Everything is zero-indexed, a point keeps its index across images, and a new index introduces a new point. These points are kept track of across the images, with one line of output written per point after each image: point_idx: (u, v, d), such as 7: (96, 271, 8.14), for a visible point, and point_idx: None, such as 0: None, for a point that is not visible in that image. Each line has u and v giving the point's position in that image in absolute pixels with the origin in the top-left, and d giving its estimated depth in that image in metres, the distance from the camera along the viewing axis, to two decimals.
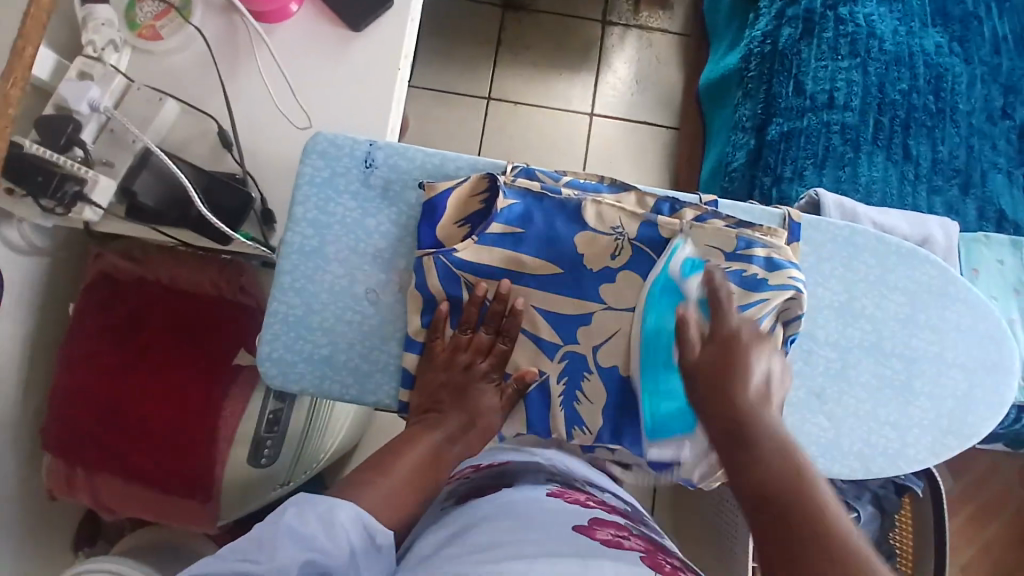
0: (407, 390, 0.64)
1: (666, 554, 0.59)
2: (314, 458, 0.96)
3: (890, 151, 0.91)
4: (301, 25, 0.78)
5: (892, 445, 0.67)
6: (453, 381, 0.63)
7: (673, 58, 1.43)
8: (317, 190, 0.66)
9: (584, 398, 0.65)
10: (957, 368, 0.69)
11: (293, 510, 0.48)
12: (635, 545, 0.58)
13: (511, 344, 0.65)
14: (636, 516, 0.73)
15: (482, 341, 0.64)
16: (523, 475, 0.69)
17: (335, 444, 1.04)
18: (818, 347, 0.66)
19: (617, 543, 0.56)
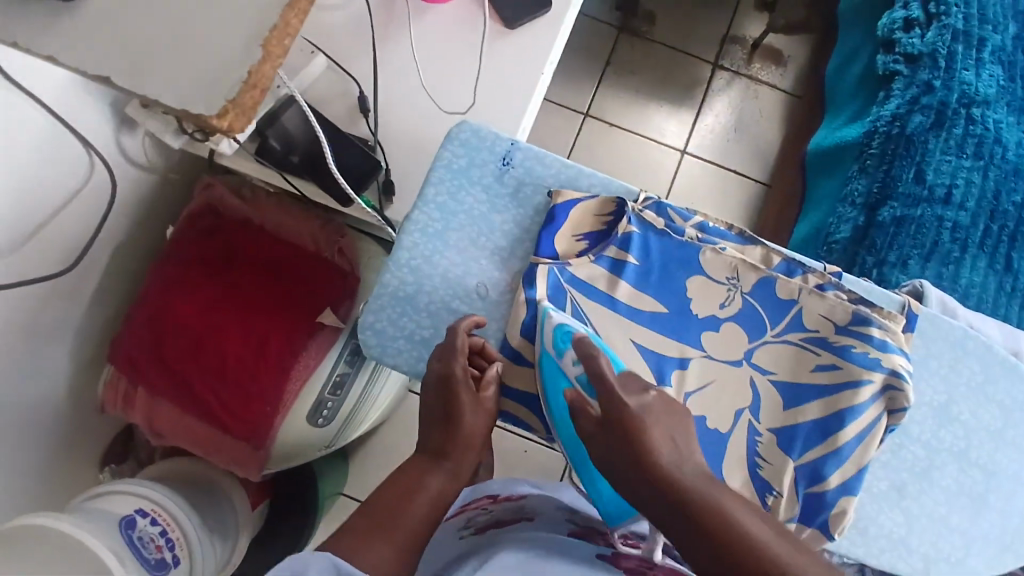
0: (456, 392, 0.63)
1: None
2: (353, 431, 0.95)
3: (993, 260, 0.91)
4: (458, 9, 0.79)
5: (956, 552, 0.66)
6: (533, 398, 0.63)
7: (776, 114, 1.43)
8: (452, 175, 0.66)
9: None
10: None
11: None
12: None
13: None
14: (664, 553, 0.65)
15: None
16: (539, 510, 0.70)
17: (375, 415, 1.05)
18: (908, 440, 0.66)
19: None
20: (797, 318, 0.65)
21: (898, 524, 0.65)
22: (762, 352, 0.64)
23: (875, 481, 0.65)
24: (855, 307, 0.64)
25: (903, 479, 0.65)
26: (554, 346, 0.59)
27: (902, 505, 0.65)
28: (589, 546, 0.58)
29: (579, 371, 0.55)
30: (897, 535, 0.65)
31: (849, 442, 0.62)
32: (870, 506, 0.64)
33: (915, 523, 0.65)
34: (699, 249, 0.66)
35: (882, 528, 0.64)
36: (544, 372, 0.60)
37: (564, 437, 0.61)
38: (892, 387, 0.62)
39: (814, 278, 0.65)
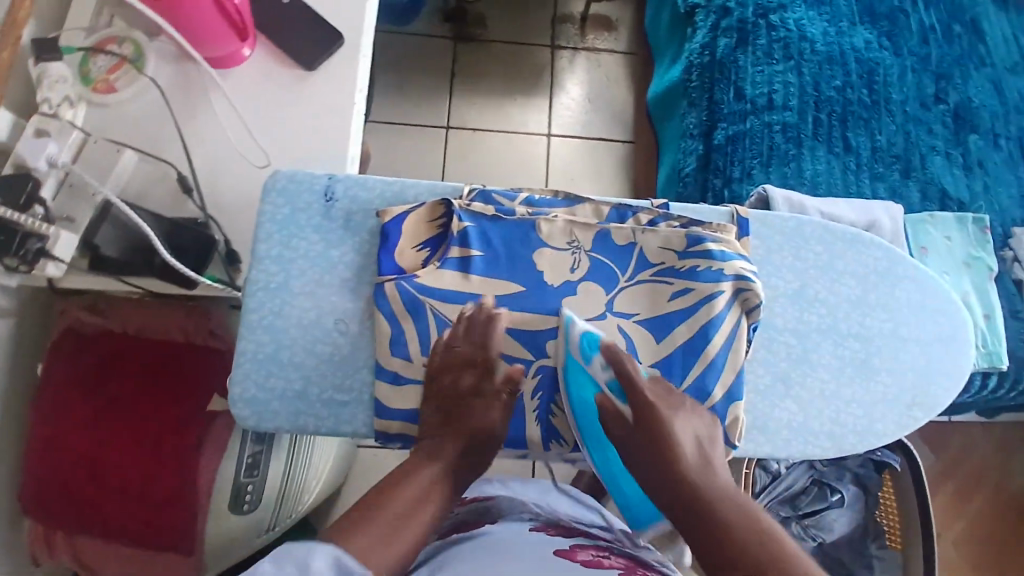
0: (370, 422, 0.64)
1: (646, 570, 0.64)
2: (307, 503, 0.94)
3: (831, 145, 0.98)
4: (253, 67, 0.80)
5: (860, 421, 0.69)
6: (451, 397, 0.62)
7: (622, 76, 1.49)
8: (280, 226, 0.66)
9: (559, 410, 0.66)
10: (914, 343, 0.72)
11: (267, 563, 0.42)
12: (615, 563, 0.64)
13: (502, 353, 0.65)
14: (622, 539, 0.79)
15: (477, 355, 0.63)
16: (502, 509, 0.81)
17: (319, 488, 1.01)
18: (779, 332, 0.70)
19: (597, 563, 0.63)
20: (641, 257, 0.69)
21: (793, 412, 0.68)
22: (621, 299, 0.69)
23: (759, 379, 0.68)
24: (688, 230, 0.69)
25: (783, 370, 0.69)
26: (577, 349, 0.64)
27: (792, 394, 0.69)
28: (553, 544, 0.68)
29: (611, 376, 0.60)
30: (796, 423, 0.68)
31: (720, 352, 0.67)
32: (760, 406, 0.68)
33: (810, 407, 0.69)
34: (534, 224, 0.69)
35: (780, 421, 0.68)
36: (568, 378, 0.65)
37: (587, 428, 0.65)
38: (743, 289, 0.68)
39: (645, 216, 0.70)
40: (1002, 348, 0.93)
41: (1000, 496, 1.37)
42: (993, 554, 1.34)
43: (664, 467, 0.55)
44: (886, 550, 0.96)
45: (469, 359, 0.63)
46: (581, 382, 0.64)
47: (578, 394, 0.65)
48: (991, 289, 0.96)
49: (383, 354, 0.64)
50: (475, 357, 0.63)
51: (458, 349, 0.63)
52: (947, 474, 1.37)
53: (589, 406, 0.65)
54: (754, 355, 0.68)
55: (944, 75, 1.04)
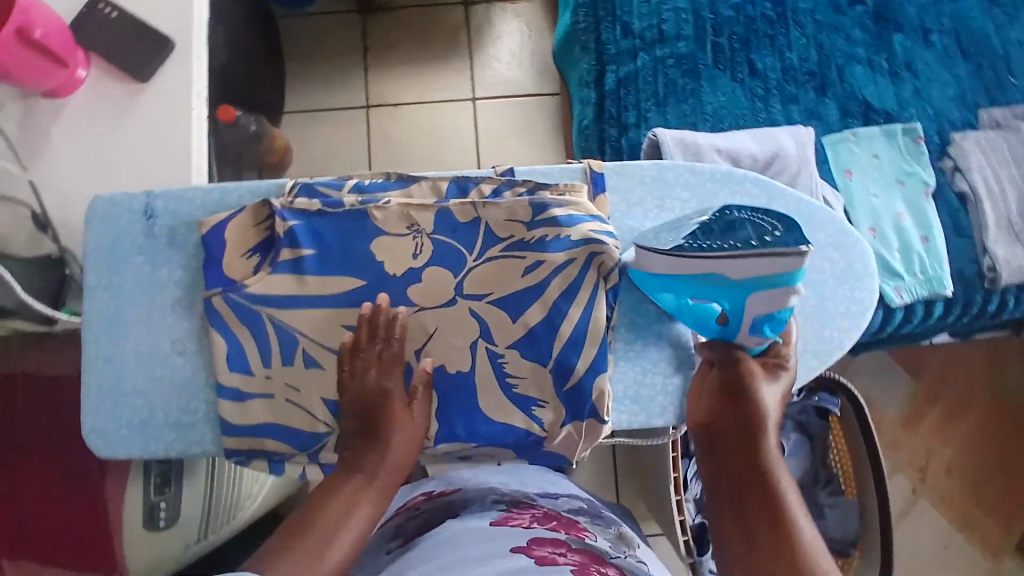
0: (220, 442, 0.63)
1: (602, 565, 0.58)
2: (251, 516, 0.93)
3: (735, 72, 0.89)
4: (86, 86, 0.77)
5: None
6: (355, 407, 0.60)
7: (543, 25, 1.41)
8: (105, 253, 0.64)
9: None
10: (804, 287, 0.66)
11: None
12: (571, 560, 0.57)
13: (400, 345, 0.62)
14: (592, 509, 0.78)
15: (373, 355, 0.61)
16: (465, 505, 0.74)
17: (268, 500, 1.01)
18: (645, 297, 0.65)
19: (551, 559, 0.56)
20: (487, 233, 0.65)
21: (668, 376, 0.64)
22: (470, 280, 0.64)
23: (626, 347, 0.64)
24: (531, 198, 0.64)
25: (652, 332, 0.65)
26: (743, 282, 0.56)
27: (666, 357, 0.64)
28: (506, 541, 0.61)
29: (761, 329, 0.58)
30: (674, 387, 0.64)
31: (577, 325, 0.63)
32: (634, 373, 0.64)
33: (688, 367, 0.64)
34: (365, 213, 0.64)
35: (654, 386, 0.64)
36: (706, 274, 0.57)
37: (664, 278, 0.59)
38: (596, 252, 0.62)
39: (487, 187, 0.66)
40: (944, 270, 0.84)
41: (993, 414, 1.29)
42: (989, 475, 1.28)
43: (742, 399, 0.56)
44: (840, 496, 0.89)
45: (381, 352, 0.62)
46: (731, 297, 0.57)
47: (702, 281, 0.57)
48: (929, 206, 0.87)
49: (223, 371, 0.62)
50: (384, 354, 0.62)
51: (364, 352, 0.61)
52: (932, 399, 1.29)
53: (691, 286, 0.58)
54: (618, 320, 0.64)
55: None
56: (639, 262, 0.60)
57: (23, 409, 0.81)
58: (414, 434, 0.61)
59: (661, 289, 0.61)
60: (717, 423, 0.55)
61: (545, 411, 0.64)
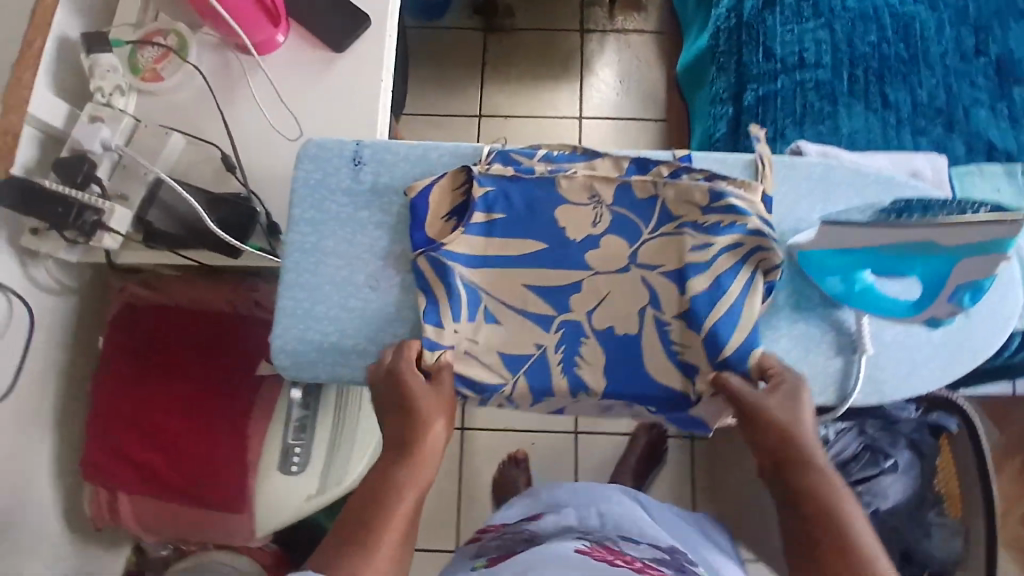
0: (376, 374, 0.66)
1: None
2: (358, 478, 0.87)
3: (869, 101, 0.95)
4: (286, 52, 0.84)
5: (898, 365, 0.66)
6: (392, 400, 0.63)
7: (651, 56, 1.49)
8: (312, 191, 0.69)
9: (584, 362, 0.67)
10: None
11: None
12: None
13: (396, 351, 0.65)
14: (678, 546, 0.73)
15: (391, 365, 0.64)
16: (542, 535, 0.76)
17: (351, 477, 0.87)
18: (809, 281, 0.68)
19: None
20: (663, 212, 0.69)
21: (828, 357, 0.66)
22: (643, 253, 0.68)
23: (787, 327, 0.67)
24: (709, 184, 0.68)
25: (813, 314, 0.67)
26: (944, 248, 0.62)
27: (827, 340, 0.67)
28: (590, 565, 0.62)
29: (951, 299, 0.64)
30: (831, 370, 0.66)
31: (746, 300, 0.66)
32: (802, 348, 0.66)
33: (847, 352, 0.66)
34: (553, 181, 0.69)
35: (813, 367, 0.66)
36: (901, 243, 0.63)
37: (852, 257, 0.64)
38: (764, 246, 0.66)
39: (665, 169, 0.70)
40: None
41: None
42: None
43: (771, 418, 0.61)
44: (947, 516, 0.88)
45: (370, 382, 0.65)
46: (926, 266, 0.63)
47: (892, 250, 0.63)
48: None
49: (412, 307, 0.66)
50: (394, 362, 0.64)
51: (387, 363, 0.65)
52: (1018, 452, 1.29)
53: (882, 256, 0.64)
54: (779, 300, 0.67)
55: (984, 27, 1.00)
56: (819, 237, 0.64)
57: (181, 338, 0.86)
58: (431, 414, 0.62)
59: (831, 270, 0.65)
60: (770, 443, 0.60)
61: (697, 385, 0.66)
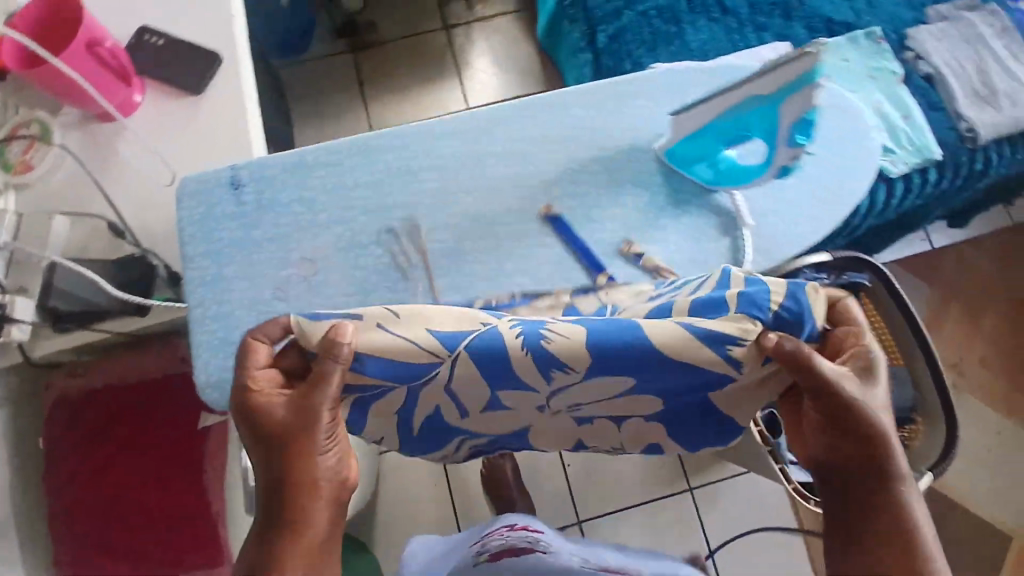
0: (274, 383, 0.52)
1: None
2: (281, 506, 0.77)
3: (709, 13, 1.01)
4: (148, 110, 0.85)
5: (778, 228, 0.69)
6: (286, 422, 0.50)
7: (518, 34, 1.54)
8: (199, 225, 0.69)
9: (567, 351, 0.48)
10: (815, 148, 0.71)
11: None
12: None
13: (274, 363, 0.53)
14: None
15: (269, 378, 0.52)
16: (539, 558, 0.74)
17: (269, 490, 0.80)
18: (685, 176, 0.69)
19: None
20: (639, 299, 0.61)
21: (715, 240, 0.68)
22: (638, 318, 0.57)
23: (675, 225, 0.68)
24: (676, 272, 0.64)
25: (694, 207, 0.69)
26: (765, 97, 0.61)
27: (713, 226, 0.69)
28: None
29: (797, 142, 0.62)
30: (721, 251, 0.68)
31: (632, 209, 0.68)
32: (691, 246, 0.68)
33: (732, 229, 0.69)
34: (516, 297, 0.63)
35: (707, 255, 0.68)
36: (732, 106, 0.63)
37: (702, 136, 0.66)
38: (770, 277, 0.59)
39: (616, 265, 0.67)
40: (928, 139, 0.93)
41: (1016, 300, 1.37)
42: None
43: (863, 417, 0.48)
44: None
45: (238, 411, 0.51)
46: (758, 121, 0.63)
47: (729, 116, 0.64)
48: (904, 94, 0.95)
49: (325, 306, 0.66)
50: (266, 382, 0.52)
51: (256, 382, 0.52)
52: (955, 296, 1.36)
53: (725, 125, 0.65)
54: (659, 205, 0.69)
55: None
56: (675, 132, 0.67)
57: (121, 413, 0.85)
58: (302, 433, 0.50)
59: (695, 160, 0.68)
60: (868, 448, 0.48)
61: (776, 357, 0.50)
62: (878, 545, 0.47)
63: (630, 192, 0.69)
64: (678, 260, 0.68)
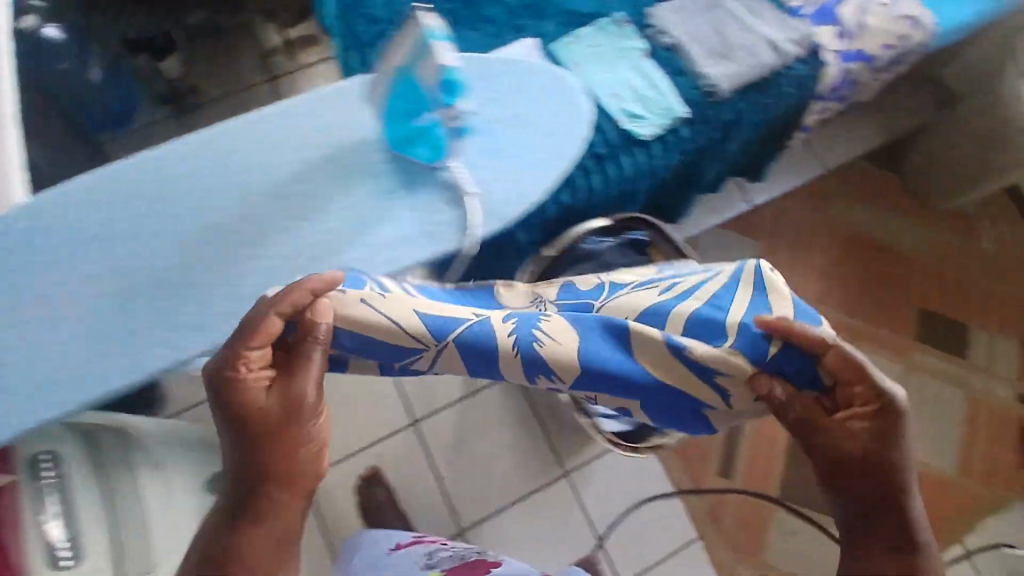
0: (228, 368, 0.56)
1: None
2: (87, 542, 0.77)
3: (472, 23, 1.07)
4: None
5: (504, 194, 0.75)
6: (265, 411, 0.55)
7: None
8: None
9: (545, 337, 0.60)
10: (531, 119, 0.78)
11: None
12: None
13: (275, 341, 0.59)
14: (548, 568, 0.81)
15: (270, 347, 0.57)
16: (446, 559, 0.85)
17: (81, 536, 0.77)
18: (405, 159, 0.73)
19: None
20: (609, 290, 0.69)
21: (444, 213, 0.73)
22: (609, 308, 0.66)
23: (402, 206, 0.72)
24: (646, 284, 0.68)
25: (418, 187, 0.73)
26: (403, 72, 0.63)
27: (440, 200, 0.73)
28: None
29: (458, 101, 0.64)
30: (451, 222, 0.73)
31: (357, 200, 0.72)
32: (418, 221, 0.72)
33: (460, 200, 0.73)
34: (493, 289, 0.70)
35: (437, 228, 0.73)
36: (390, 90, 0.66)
37: (392, 121, 0.69)
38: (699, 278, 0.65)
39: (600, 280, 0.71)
40: (673, 101, 1.02)
41: (840, 241, 1.48)
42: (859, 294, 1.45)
43: (841, 426, 0.55)
44: None
45: (216, 391, 0.56)
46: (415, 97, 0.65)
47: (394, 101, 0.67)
48: (649, 66, 1.05)
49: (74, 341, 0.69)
50: (261, 357, 0.57)
51: (249, 353, 0.56)
52: (782, 247, 1.46)
53: (399, 109, 0.67)
54: (382, 190, 0.72)
55: None
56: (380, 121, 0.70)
57: None
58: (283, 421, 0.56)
59: (408, 144, 0.71)
60: (873, 457, 0.55)
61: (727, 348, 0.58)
62: (864, 520, 0.55)
63: (355, 181, 0.73)
64: (407, 239, 0.72)
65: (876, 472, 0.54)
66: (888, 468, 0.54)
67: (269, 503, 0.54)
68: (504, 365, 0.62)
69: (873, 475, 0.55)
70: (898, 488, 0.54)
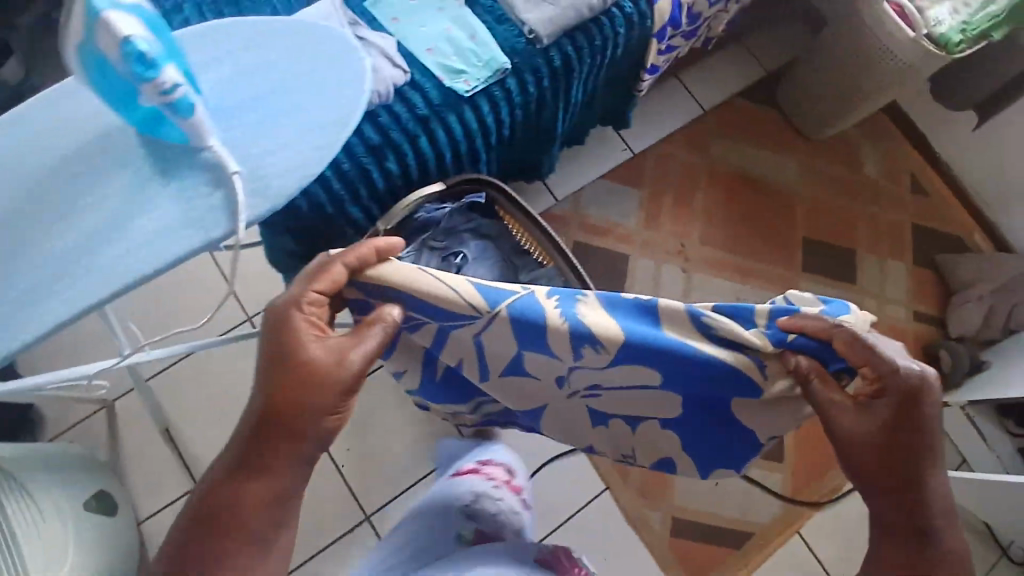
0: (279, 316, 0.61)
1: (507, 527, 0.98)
2: None
3: None
4: None
5: (274, 165, 0.70)
6: (296, 374, 0.59)
7: None
8: None
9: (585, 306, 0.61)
10: (302, 83, 0.74)
11: None
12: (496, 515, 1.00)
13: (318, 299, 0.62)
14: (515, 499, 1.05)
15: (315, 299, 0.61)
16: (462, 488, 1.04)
17: None
18: (163, 143, 0.69)
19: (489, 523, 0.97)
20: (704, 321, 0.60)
21: (209, 194, 0.68)
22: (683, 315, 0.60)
23: (163, 192, 0.68)
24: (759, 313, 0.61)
25: (180, 170, 0.69)
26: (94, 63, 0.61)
27: (204, 180, 0.69)
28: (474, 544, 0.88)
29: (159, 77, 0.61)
30: (217, 201, 0.68)
31: (118, 192, 0.68)
32: (181, 207, 0.68)
33: (224, 178, 0.69)
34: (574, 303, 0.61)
35: (202, 209, 0.68)
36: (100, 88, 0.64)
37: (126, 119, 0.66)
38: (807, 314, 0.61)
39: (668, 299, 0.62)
40: (494, 51, 0.98)
41: (716, 180, 1.51)
42: (741, 229, 1.49)
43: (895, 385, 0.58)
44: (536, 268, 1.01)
45: (273, 331, 0.61)
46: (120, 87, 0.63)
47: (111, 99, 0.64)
48: (467, 14, 1.00)
49: None
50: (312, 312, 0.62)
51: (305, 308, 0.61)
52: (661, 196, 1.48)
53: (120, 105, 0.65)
54: (141, 178, 0.69)
55: None
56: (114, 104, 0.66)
57: None
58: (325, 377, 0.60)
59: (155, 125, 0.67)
60: (894, 437, 0.59)
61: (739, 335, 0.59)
62: (885, 488, 0.60)
63: (109, 175, 0.69)
64: (172, 226, 0.68)
65: (895, 442, 0.59)
66: (903, 438, 0.58)
67: (272, 457, 0.60)
68: (551, 337, 0.62)
69: (900, 452, 0.59)
70: (912, 463, 0.58)
